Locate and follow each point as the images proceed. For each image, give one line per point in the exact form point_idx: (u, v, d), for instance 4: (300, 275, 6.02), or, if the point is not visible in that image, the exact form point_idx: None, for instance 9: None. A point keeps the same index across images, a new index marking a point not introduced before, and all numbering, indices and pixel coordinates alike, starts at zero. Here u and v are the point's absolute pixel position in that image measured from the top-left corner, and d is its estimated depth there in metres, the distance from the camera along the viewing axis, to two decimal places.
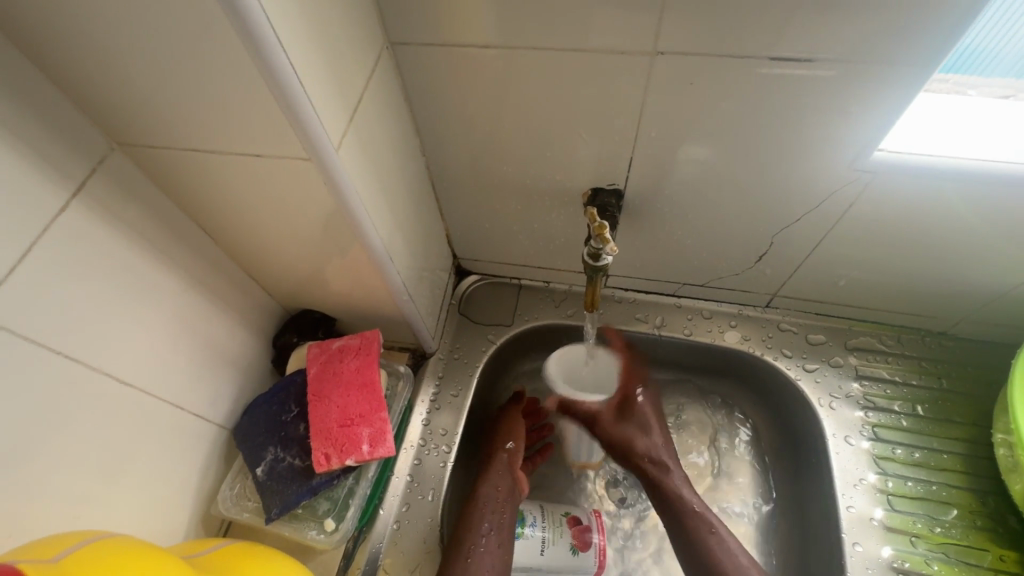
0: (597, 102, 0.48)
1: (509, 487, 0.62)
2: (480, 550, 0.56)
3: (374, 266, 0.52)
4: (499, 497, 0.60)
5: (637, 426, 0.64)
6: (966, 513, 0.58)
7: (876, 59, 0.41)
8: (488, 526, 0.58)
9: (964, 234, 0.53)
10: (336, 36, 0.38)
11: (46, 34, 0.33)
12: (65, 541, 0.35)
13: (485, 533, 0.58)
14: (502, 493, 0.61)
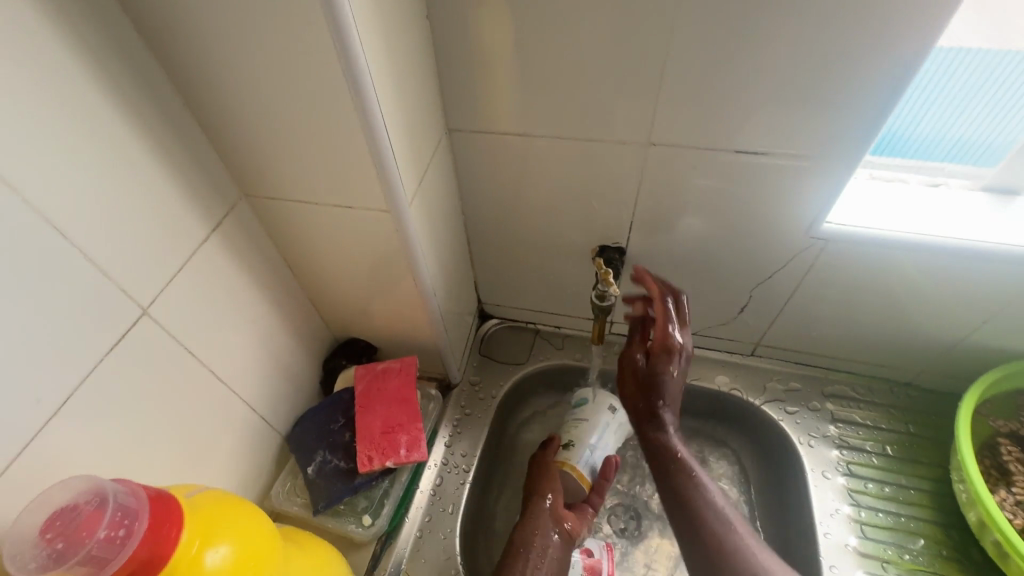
0: (607, 177, 0.61)
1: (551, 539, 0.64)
2: None
3: (420, 300, 0.64)
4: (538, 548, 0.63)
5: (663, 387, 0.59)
6: (933, 543, 0.64)
7: (817, 153, 0.54)
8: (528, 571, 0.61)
9: (908, 292, 0.64)
10: (415, 125, 0.52)
11: (222, 118, 0.47)
12: (187, 487, 0.42)
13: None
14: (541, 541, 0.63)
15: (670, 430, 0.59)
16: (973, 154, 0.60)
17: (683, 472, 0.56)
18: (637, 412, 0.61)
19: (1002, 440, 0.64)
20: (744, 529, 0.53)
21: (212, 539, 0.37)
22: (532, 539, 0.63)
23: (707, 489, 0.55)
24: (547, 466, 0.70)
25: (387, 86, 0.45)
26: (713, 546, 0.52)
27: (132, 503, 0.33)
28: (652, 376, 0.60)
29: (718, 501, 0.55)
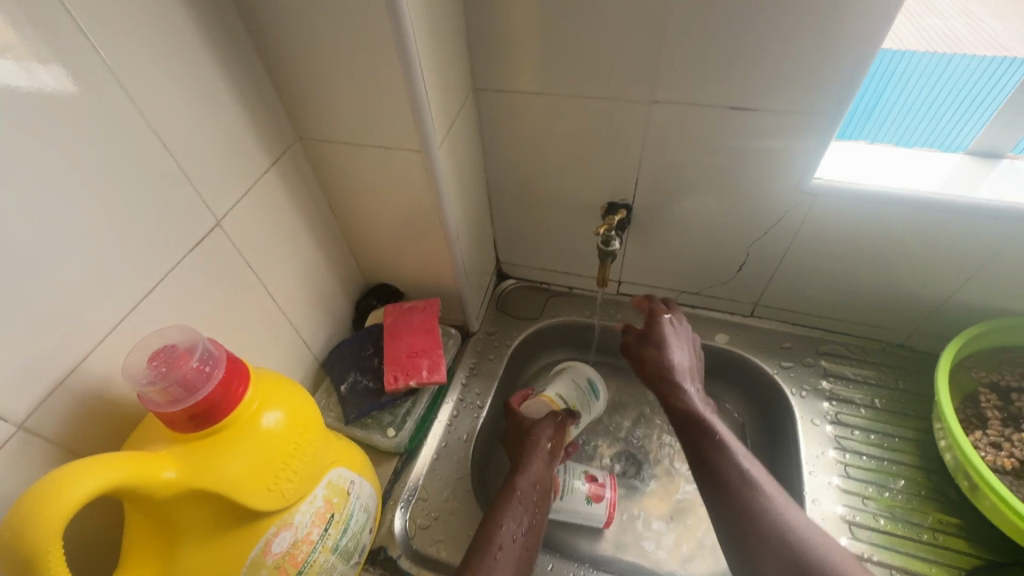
0: (614, 137, 0.68)
1: (544, 486, 0.66)
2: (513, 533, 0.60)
3: (445, 245, 0.71)
4: (534, 494, 0.64)
5: (660, 345, 0.67)
6: (912, 484, 0.68)
7: (807, 112, 0.59)
8: (521, 518, 0.62)
9: (893, 252, 0.69)
10: (446, 79, 0.59)
11: (285, 63, 0.55)
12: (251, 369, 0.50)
13: (519, 522, 0.61)
14: (537, 489, 0.65)
15: (687, 393, 0.62)
16: (942, 138, 0.65)
17: (704, 430, 0.57)
18: (654, 383, 0.65)
19: (982, 390, 0.68)
20: (768, 485, 0.51)
21: (267, 404, 0.44)
22: (526, 492, 0.64)
23: (727, 443, 0.55)
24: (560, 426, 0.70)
25: (424, 39, 0.53)
26: (737, 499, 0.51)
27: (216, 351, 0.42)
28: (654, 348, 0.67)
29: (742, 458, 0.54)
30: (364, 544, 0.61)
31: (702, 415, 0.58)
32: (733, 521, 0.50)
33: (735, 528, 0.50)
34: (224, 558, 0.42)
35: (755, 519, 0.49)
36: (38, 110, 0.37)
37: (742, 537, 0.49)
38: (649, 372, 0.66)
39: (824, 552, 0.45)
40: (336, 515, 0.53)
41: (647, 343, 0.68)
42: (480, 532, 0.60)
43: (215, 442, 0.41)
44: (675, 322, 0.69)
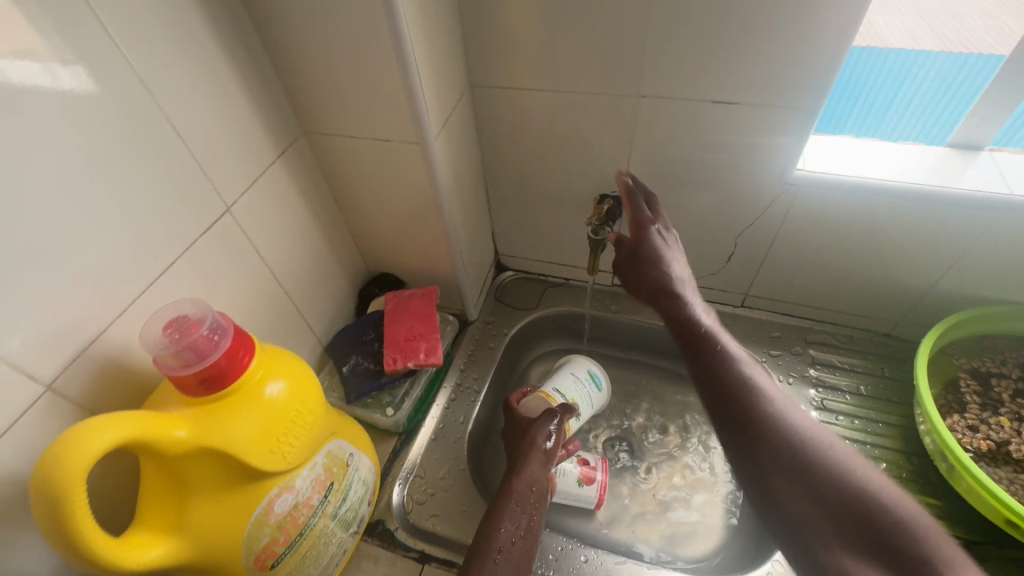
0: (604, 130, 0.70)
1: (541, 491, 0.64)
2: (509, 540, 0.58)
3: (442, 234, 0.74)
4: (530, 498, 0.62)
5: (657, 257, 0.65)
6: (894, 467, 0.70)
7: (787, 106, 0.61)
8: (517, 524, 0.59)
9: (876, 242, 0.71)
10: (442, 75, 0.63)
11: (291, 60, 0.59)
12: None
13: (514, 528, 0.59)
14: (534, 494, 0.63)
15: (688, 305, 0.62)
16: (924, 130, 0.67)
17: (708, 342, 0.57)
18: (654, 299, 0.65)
19: (963, 377, 0.70)
20: (769, 389, 0.52)
21: (270, 374, 0.48)
22: (523, 493, 0.62)
23: (731, 353, 0.56)
24: (555, 425, 0.69)
25: (420, 37, 0.56)
26: (740, 402, 0.51)
27: (224, 322, 0.45)
28: (651, 263, 0.65)
29: (744, 365, 0.55)
30: (363, 515, 0.64)
31: (705, 328, 0.59)
32: (735, 423, 0.50)
33: (739, 426, 0.50)
34: (229, 513, 0.45)
35: (756, 419, 0.49)
36: (63, 101, 0.41)
37: (743, 438, 0.49)
38: (647, 289, 0.65)
39: (827, 447, 0.46)
40: (336, 483, 0.57)
41: (643, 258, 0.66)
42: (477, 536, 0.58)
43: (221, 405, 0.44)
44: (665, 233, 0.67)
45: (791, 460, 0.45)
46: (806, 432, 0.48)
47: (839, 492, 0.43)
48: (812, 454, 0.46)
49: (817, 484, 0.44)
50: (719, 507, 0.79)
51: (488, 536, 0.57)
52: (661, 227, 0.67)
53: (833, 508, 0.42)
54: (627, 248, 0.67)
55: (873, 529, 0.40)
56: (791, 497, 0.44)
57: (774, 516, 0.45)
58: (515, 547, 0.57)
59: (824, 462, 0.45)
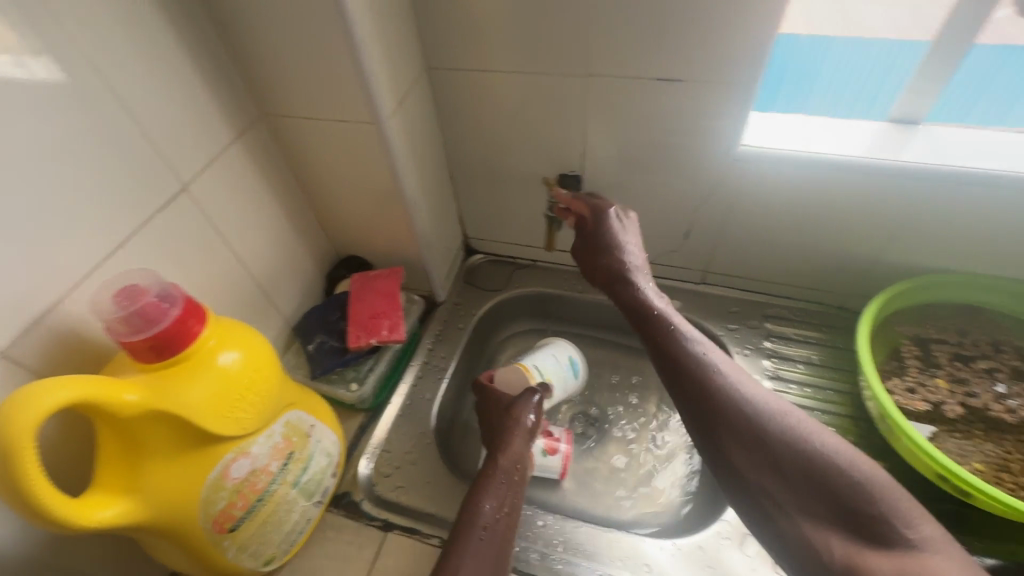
0: (559, 111, 0.72)
1: (524, 467, 0.64)
2: (494, 514, 0.58)
3: (405, 215, 0.76)
4: (514, 474, 0.63)
5: (610, 244, 0.68)
6: (842, 431, 0.73)
7: (730, 82, 0.63)
8: (501, 499, 0.60)
9: (823, 217, 0.73)
10: (396, 56, 0.64)
11: (244, 42, 0.60)
12: None
13: (499, 502, 0.59)
14: (518, 470, 0.63)
15: (641, 289, 0.64)
16: (863, 103, 0.69)
17: (661, 325, 0.60)
18: (608, 285, 0.67)
19: (906, 344, 0.73)
20: (723, 367, 0.55)
21: (225, 343, 0.49)
22: (506, 472, 0.62)
23: (682, 334, 0.59)
24: (535, 406, 0.69)
25: (369, 17, 0.57)
26: (697, 385, 0.55)
27: (174, 291, 0.47)
28: (603, 249, 0.68)
29: (697, 346, 0.58)
30: (328, 486, 0.66)
31: (657, 309, 0.62)
32: (699, 410, 0.54)
33: (700, 410, 0.54)
34: (185, 476, 0.47)
35: (717, 402, 0.53)
36: (10, 80, 0.42)
37: (708, 423, 0.53)
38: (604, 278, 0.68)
39: (781, 424, 0.50)
40: (295, 453, 0.58)
41: (597, 245, 0.69)
42: (461, 515, 0.57)
43: (173, 371, 0.46)
44: (620, 218, 0.69)
45: (753, 439, 0.50)
46: (759, 408, 0.52)
47: (798, 463, 0.47)
48: (771, 429, 0.50)
49: (778, 459, 0.48)
50: (680, 476, 0.82)
51: (472, 515, 0.57)
52: (616, 213, 0.69)
53: (795, 476, 0.47)
54: (586, 239, 0.70)
55: (833, 495, 0.45)
56: (752, 472, 0.49)
57: (746, 492, 0.50)
58: (499, 527, 0.57)
59: (778, 438, 0.49)
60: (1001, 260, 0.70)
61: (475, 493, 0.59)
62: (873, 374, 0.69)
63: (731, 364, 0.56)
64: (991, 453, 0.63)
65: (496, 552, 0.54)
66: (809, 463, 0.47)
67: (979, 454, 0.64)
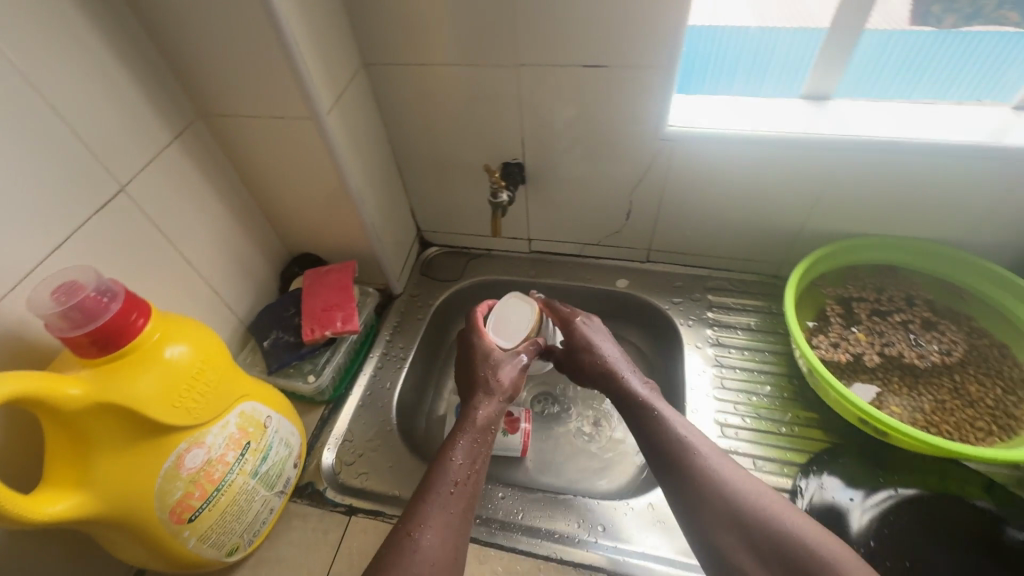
0: (495, 100, 0.75)
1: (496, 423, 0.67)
2: (465, 470, 0.60)
3: (353, 209, 0.78)
4: (486, 431, 0.65)
5: (591, 341, 0.74)
6: (778, 389, 0.78)
7: (651, 66, 0.67)
8: (473, 456, 0.62)
9: (749, 191, 0.78)
10: (330, 52, 0.66)
11: (174, 42, 0.61)
12: None
13: (471, 459, 0.61)
14: (490, 424, 0.66)
15: (625, 378, 0.68)
16: (776, 81, 0.74)
17: (646, 408, 0.64)
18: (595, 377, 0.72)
19: (830, 303, 0.79)
20: (703, 447, 0.58)
21: (170, 337, 0.51)
22: (480, 431, 0.64)
23: (666, 415, 0.62)
24: (524, 359, 0.73)
25: (297, 14, 0.59)
26: (680, 466, 0.57)
27: (115, 287, 0.48)
28: (585, 347, 0.74)
29: (681, 428, 0.60)
30: (290, 477, 0.67)
31: (643, 396, 0.65)
32: (687, 495, 0.55)
33: (683, 492, 0.56)
34: (136, 467, 0.48)
35: (697, 482, 0.55)
36: None
37: (695, 509, 0.54)
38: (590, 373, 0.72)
39: (758, 502, 0.52)
40: (253, 443, 0.60)
41: (575, 346, 0.75)
42: (432, 469, 0.60)
43: (118, 365, 0.47)
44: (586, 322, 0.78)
45: (731, 521, 0.52)
46: (738, 488, 0.53)
47: (780, 555, 0.48)
48: (748, 510, 0.51)
49: (755, 538, 0.50)
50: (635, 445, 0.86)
51: (442, 470, 0.59)
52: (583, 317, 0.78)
53: (780, 575, 0.48)
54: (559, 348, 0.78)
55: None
56: (734, 556, 0.51)
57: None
58: (469, 482, 0.59)
59: (754, 519, 0.51)
60: (908, 221, 0.76)
61: (447, 451, 0.62)
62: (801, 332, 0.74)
63: (713, 445, 0.59)
64: (907, 396, 0.69)
65: (463, 505, 0.57)
66: (794, 557, 0.47)
67: (896, 397, 0.69)
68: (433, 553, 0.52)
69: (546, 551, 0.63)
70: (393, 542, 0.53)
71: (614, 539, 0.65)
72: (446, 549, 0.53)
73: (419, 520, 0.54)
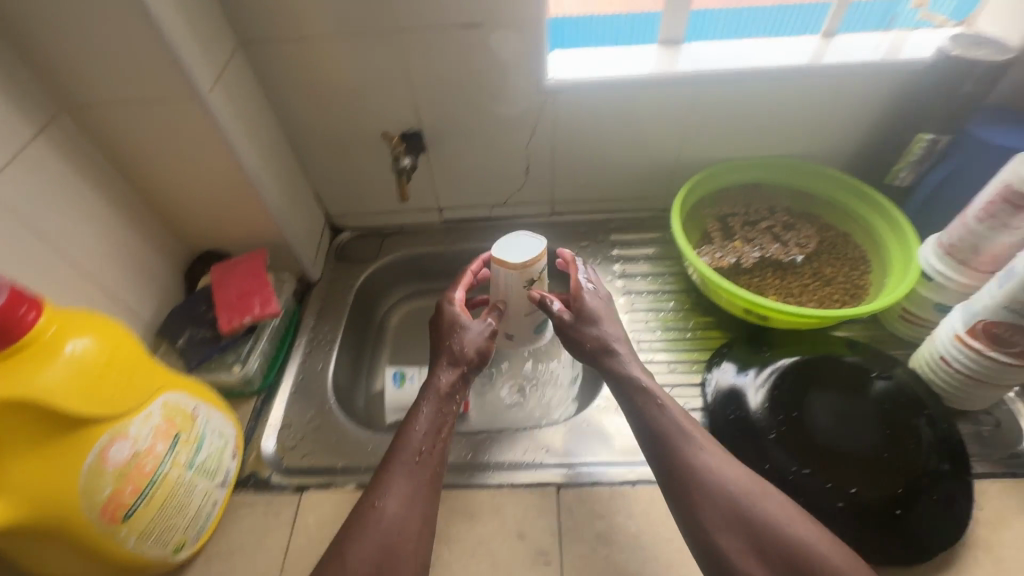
0: (381, 69, 0.77)
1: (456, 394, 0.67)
2: (429, 447, 0.60)
3: (252, 193, 0.76)
4: (448, 416, 0.64)
5: (595, 316, 0.70)
6: (682, 304, 0.87)
7: (521, 20, 0.72)
8: (438, 429, 0.62)
9: (627, 133, 0.87)
10: (202, 29, 0.64)
11: (19, 27, 0.56)
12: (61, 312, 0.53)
13: (436, 436, 0.61)
14: (450, 392, 0.66)
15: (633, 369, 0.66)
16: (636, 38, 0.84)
17: (654, 403, 0.63)
18: (594, 359, 0.69)
19: (711, 223, 0.89)
20: (707, 445, 0.59)
21: (68, 331, 0.48)
22: (444, 399, 0.65)
23: (671, 412, 0.62)
24: (492, 323, 0.72)
25: None
26: (683, 461, 0.58)
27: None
28: (590, 321, 0.70)
29: (683, 423, 0.61)
30: (230, 467, 0.66)
31: (651, 391, 0.64)
32: (684, 488, 0.56)
33: (684, 485, 0.56)
34: (52, 468, 0.46)
35: (699, 478, 0.56)
36: None
37: (693, 504, 0.55)
38: (588, 350, 0.69)
39: (762, 507, 0.54)
40: (183, 434, 0.58)
41: (581, 319, 0.70)
42: (396, 438, 0.61)
43: (12, 363, 0.45)
44: (600, 299, 0.73)
45: (736, 522, 0.53)
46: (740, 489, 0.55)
47: (780, 553, 0.51)
48: (752, 512, 0.53)
49: (759, 539, 0.52)
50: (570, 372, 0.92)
51: (406, 440, 0.60)
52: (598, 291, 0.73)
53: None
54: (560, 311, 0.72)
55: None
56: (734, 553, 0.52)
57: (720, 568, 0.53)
58: (434, 451, 0.61)
59: (757, 522, 0.53)
60: (760, 142, 0.88)
61: (406, 419, 0.63)
62: (690, 250, 0.83)
63: (713, 442, 0.60)
64: (780, 285, 0.81)
65: (429, 474, 0.59)
66: (796, 561, 0.50)
67: (772, 287, 0.82)
68: (398, 522, 0.54)
69: (497, 480, 0.67)
70: (358, 511, 0.55)
71: (556, 454, 0.69)
72: (411, 518, 0.55)
73: (383, 488, 0.56)
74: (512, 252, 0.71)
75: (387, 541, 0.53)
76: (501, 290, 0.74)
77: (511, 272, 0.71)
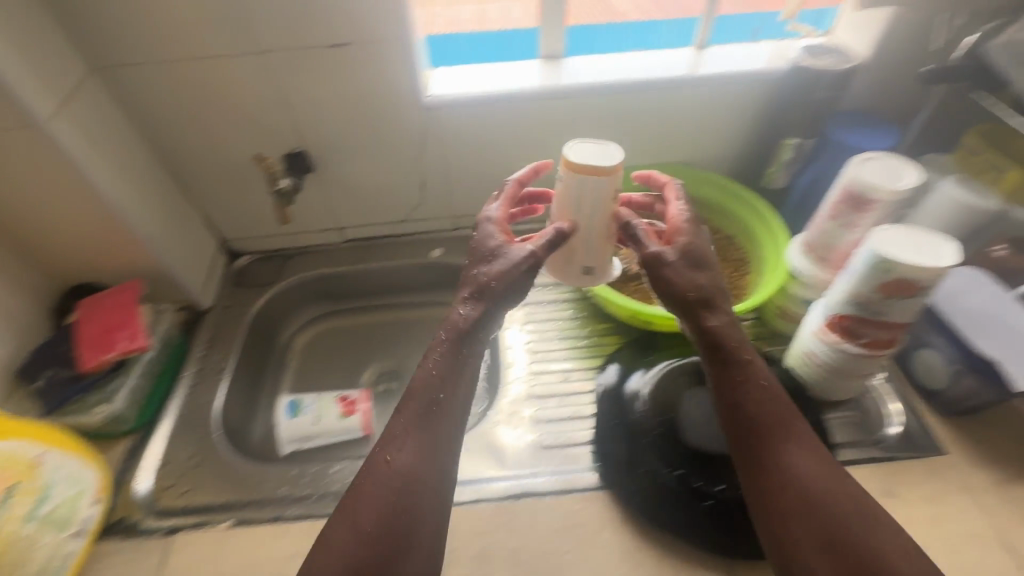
0: (251, 89, 0.75)
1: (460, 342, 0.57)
2: (447, 407, 0.53)
3: (117, 221, 0.73)
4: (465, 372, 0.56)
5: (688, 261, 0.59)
6: (581, 312, 0.87)
7: (388, 38, 0.72)
8: (458, 383, 0.55)
9: (517, 146, 0.88)
10: (38, 54, 0.62)
11: None
12: None
13: (464, 390, 0.55)
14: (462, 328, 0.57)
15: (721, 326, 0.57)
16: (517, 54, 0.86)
17: (737, 357, 0.56)
18: (681, 312, 0.58)
19: None
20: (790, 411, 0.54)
21: None
22: (462, 338, 0.56)
23: (756, 369, 0.56)
24: (538, 253, 0.59)
25: None
26: (755, 421, 0.53)
27: None
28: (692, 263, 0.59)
29: (767, 383, 0.55)
30: (88, 516, 0.62)
31: (736, 346, 0.56)
32: (752, 451, 0.52)
33: (751, 438, 0.53)
34: None
35: (766, 438, 0.52)
36: None
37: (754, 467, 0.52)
38: (669, 295, 0.58)
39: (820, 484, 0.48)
40: (20, 484, 0.55)
41: (684, 259, 0.59)
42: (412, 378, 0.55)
43: None
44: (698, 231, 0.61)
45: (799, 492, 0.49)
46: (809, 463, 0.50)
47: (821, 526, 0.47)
48: (810, 483, 0.49)
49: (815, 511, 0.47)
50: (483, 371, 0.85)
51: (420, 385, 0.54)
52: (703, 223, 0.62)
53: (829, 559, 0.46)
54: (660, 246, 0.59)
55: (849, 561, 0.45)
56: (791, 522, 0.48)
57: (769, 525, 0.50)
58: (453, 398, 0.54)
59: (818, 497, 0.48)
60: (648, 150, 0.91)
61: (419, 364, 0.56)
62: None
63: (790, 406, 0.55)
64: None
65: (445, 423, 0.52)
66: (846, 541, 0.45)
67: None
68: (409, 479, 0.49)
69: None
70: (369, 464, 0.51)
71: None
72: (423, 478, 0.50)
73: (396, 443, 0.51)
74: (600, 157, 0.57)
75: (396, 499, 0.48)
76: (582, 206, 0.59)
77: (599, 180, 0.57)
